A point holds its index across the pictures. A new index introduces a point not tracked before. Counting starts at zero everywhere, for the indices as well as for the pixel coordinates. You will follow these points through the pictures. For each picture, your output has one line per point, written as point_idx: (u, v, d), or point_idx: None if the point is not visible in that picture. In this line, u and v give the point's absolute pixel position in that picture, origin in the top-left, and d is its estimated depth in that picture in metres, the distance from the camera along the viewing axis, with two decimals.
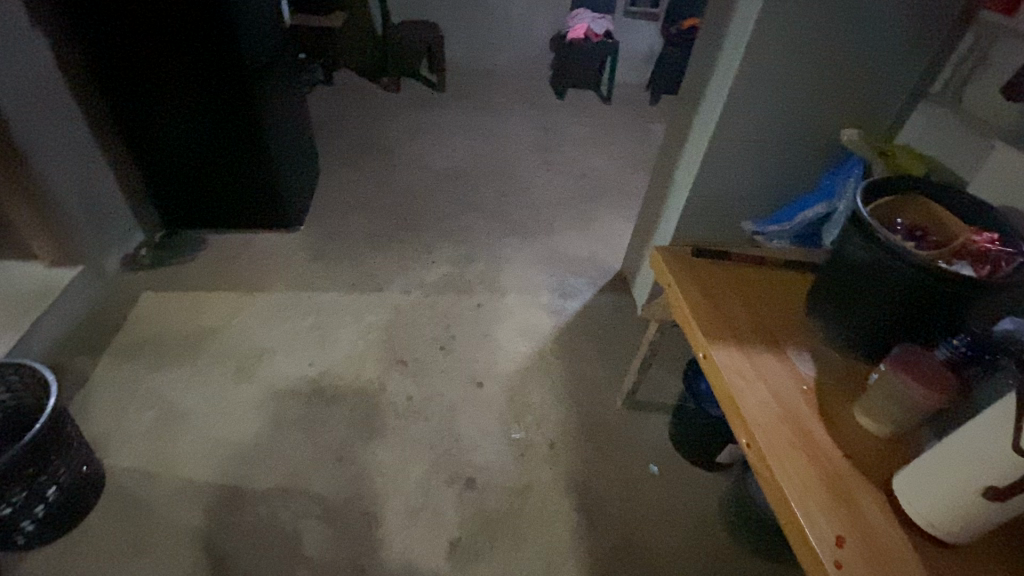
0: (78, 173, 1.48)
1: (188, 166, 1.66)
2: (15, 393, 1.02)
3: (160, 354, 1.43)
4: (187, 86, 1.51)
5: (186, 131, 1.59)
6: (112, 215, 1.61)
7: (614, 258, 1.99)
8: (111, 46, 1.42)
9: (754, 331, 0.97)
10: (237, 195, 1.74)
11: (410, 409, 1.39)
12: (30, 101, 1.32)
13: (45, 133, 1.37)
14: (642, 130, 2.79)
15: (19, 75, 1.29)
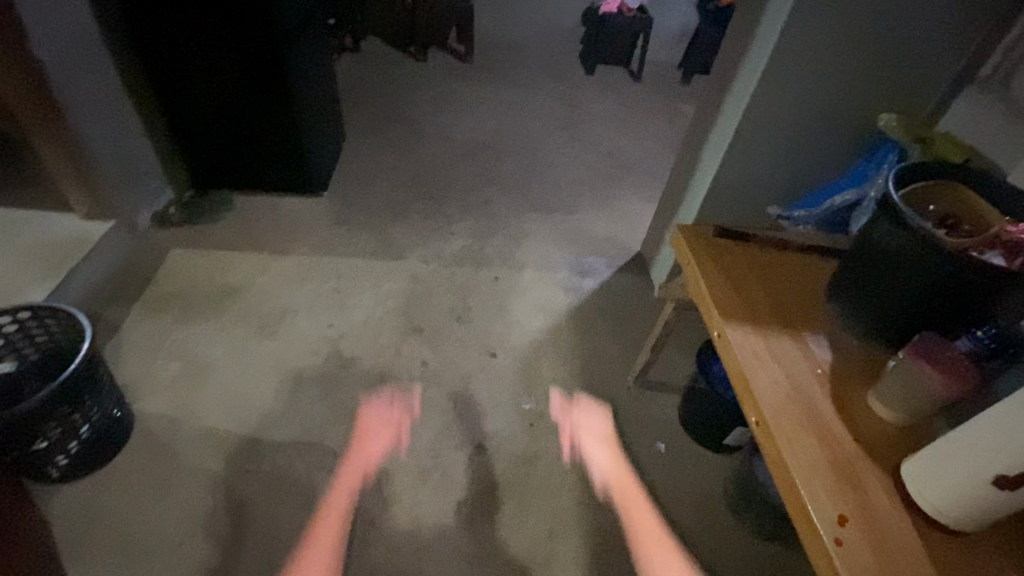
0: (113, 129, 1.52)
1: (218, 128, 1.69)
2: (53, 336, 1.08)
3: (187, 309, 1.48)
4: (219, 47, 1.52)
5: (217, 94, 1.61)
6: (144, 171, 1.65)
7: (635, 238, 1.97)
8: (148, 7, 1.44)
9: (772, 315, 0.96)
10: (265, 157, 1.77)
11: (424, 375, 1.42)
12: (69, 56, 1.35)
13: (83, 88, 1.41)
14: (671, 110, 2.73)
15: (59, 29, 1.32)
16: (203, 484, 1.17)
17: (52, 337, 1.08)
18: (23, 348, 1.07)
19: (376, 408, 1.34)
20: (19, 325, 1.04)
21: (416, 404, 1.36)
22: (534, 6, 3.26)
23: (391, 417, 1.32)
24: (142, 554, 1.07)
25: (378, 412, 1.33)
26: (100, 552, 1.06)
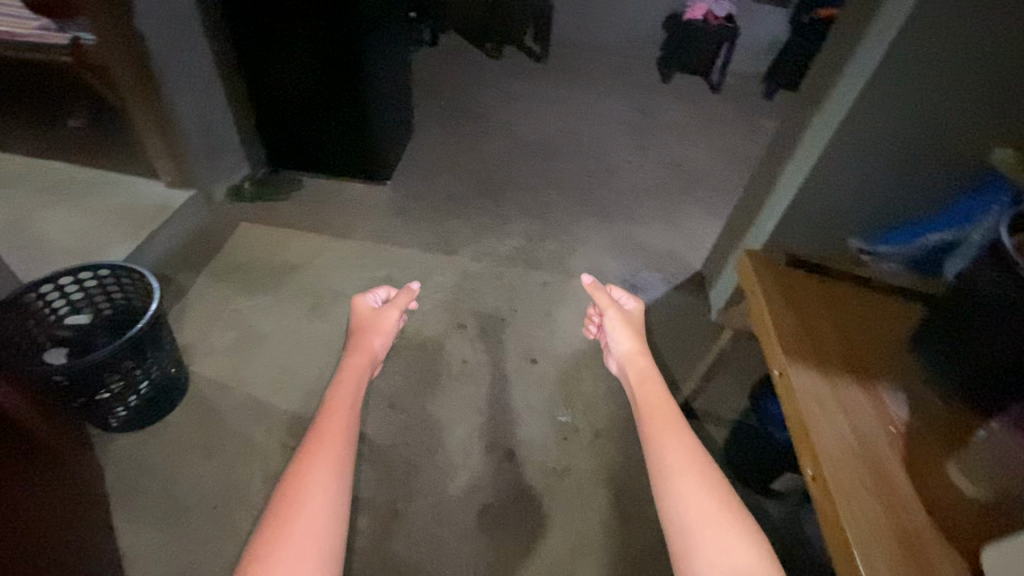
0: (202, 104, 1.61)
1: (296, 111, 1.76)
2: (126, 293, 1.15)
3: (248, 281, 1.55)
4: (304, 34, 1.58)
5: (298, 78, 1.68)
6: (224, 146, 1.74)
7: (696, 255, 1.88)
8: None
9: (842, 358, 0.88)
10: (336, 141, 1.82)
11: (463, 373, 1.42)
12: (170, 32, 1.45)
13: (179, 64, 1.50)
14: (749, 125, 2.59)
15: (164, 8, 1.41)
16: (243, 453, 1.22)
17: (126, 295, 1.15)
18: (101, 301, 1.15)
19: (365, 303, 1.23)
20: (99, 281, 1.12)
21: (410, 288, 1.27)
22: None
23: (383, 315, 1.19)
24: (181, 512, 1.12)
25: (368, 312, 1.22)
26: (145, 504, 1.12)
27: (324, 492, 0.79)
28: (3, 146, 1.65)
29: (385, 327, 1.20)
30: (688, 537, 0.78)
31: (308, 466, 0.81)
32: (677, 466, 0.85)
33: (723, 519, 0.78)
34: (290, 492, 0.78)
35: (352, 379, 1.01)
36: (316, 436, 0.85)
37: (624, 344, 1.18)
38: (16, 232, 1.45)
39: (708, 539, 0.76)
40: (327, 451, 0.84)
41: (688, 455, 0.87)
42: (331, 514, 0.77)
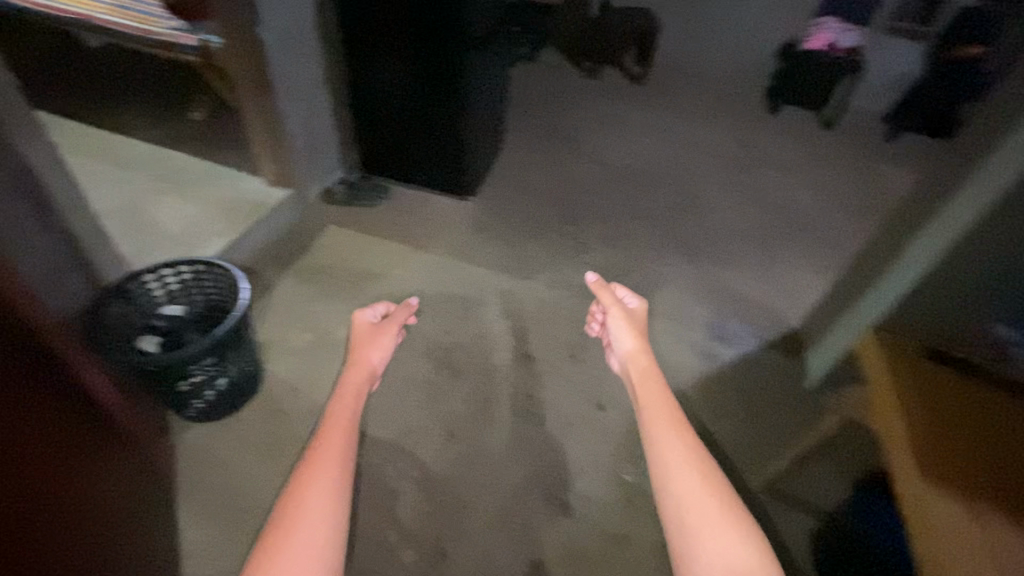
0: (308, 109, 1.67)
1: (393, 125, 1.79)
2: (218, 291, 1.19)
3: (328, 284, 1.57)
4: (410, 53, 1.60)
5: (399, 95, 1.71)
6: (322, 149, 1.80)
7: (792, 311, 1.71)
8: (358, 12, 1.55)
9: (990, 481, 0.79)
10: (427, 151, 1.83)
11: (526, 409, 1.35)
12: (289, 40, 1.51)
13: (293, 70, 1.57)
14: (865, 169, 2.34)
15: (286, 17, 1.48)
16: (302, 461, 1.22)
17: (214, 290, 1.19)
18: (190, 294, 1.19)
19: (368, 319, 1.31)
20: (192, 274, 1.17)
21: (405, 302, 1.35)
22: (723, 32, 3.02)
23: (378, 328, 1.27)
24: (239, 513, 1.14)
25: (365, 328, 1.30)
26: (208, 499, 1.15)
27: (320, 508, 0.89)
28: (132, 133, 1.79)
29: (382, 343, 1.28)
30: (690, 542, 0.89)
31: (306, 479, 0.92)
32: (677, 471, 0.98)
33: (722, 521, 0.90)
34: (290, 503, 0.89)
35: (348, 397, 1.12)
36: (312, 454, 0.97)
37: (625, 343, 1.28)
38: (131, 215, 1.56)
39: (710, 542, 0.88)
40: (322, 466, 0.94)
41: (694, 465, 0.98)
42: (334, 527, 0.87)
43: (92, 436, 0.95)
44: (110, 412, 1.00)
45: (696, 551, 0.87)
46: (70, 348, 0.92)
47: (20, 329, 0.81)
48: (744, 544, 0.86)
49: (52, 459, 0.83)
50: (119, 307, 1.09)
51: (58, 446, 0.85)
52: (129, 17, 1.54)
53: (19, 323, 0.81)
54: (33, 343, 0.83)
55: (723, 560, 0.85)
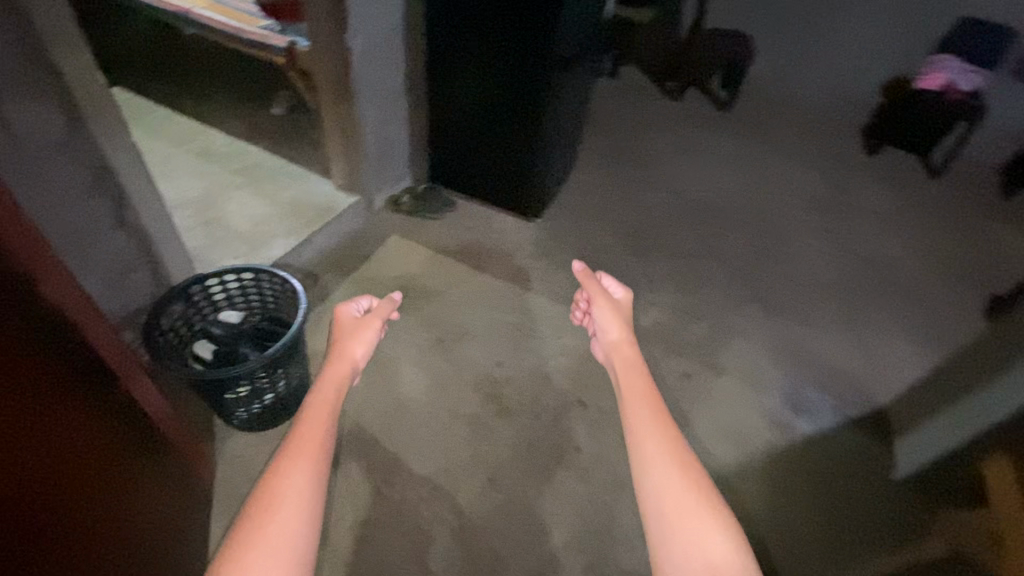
0: (384, 116, 1.64)
1: (471, 143, 1.74)
2: (277, 303, 1.16)
3: (384, 299, 1.53)
4: (496, 73, 1.54)
5: (480, 114, 1.65)
6: (393, 157, 1.77)
7: (880, 385, 1.53)
8: (447, 29, 1.52)
9: None
10: (499, 171, 1.77)
11: (575, 463, 1.25)
12: (374, 47, 1.48)
13: (375, 77, 1.54)
14: (977, 228, 2.08)
15: (375, 24, 1.45)
16: (339, 486, 1.17)
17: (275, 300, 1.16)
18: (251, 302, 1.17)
19: (351, 310, 1.21)
20: (254, 283, 1.15)
21: (392, 297, 1.30)
22: (823, 60, 2.80)
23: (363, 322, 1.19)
24: None
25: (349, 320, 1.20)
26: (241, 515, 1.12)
27: (292, 510, 0.85)
28: (214, 123, 1.83)
29: (364, 338, 1.23)
30: (665, 534, 0.81)
31: (282, 478, 0.88)
32: (654, 460, 0.88)
33: (700, 510, 0.83)
34: (263, 501, 0.86)
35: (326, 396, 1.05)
36: (286, 454, 0.91)
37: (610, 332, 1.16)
38: (204, 207, 1.57)
39: (686, 535, 0.80)
40: (297, 467, 0.90)
41: (672, 454, 0.88)
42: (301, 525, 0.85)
43: (144, 466, 0.91)
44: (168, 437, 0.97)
45: (668, 540, 0.80)
46: (139, 370, 0.89)
47: (93, 349, 0.78)
48: (721, 538, 0.80)
49: (102, 490, 0.79)
50: (181, 312, 1.09)
51: (110, 477, 0.81)
52: (225, 15, 1.56)
53: (93, 342, 0.78)
54: (102, 365, 0.80)
55: (702, 556, 0.78)
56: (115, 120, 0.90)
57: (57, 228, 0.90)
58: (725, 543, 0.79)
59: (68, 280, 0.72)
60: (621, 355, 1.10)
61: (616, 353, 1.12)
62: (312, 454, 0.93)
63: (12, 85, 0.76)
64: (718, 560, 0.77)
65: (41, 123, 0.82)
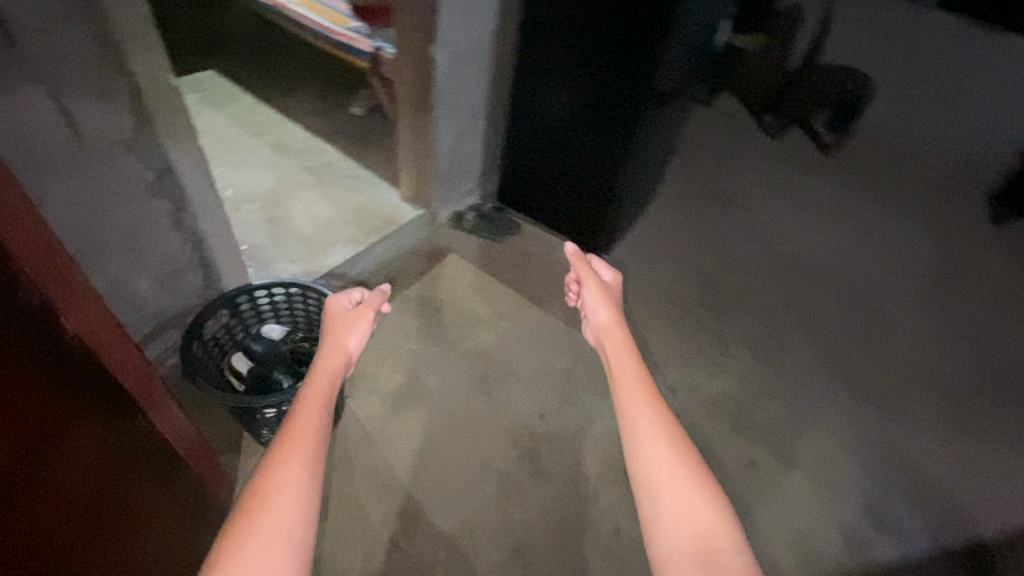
0: (461, 130, 1.56)
1: (553, 176, 1.62)
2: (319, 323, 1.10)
3: (433, 323, 1.45)
4: (590, 106, 1.42)
5: (567, 147, 1.53)
6: (463, 172, 1.69)
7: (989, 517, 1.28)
8: (544, 57, 1.42)
9: None
10: (570, 204, 1.65)
11: (611, 548, 1.12)
12: (461, 59, 1.40)
13: (457, 90, 1.46)
14: None
15: (465, 36, 1.37)
16: (355, 529, 1.09)
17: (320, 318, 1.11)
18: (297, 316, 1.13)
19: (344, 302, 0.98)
20: (301, 299, 1.10)
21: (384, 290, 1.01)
22: None
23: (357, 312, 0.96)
24: None
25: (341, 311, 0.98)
26: None
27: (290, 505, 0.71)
28: (294, 117, 1.82)
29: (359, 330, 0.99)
30: (663, 509, 0.83)
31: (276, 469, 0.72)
32: (645, 432, 0.90)
33: (687, 483, 0.85)
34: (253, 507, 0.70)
35: (323, 380, 0.88)
36: (282, 443, 0.76)
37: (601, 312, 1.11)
38: (270, 203, 1.55)
39: (677, 508, 0.82)
40: (295, 456, 0.74)
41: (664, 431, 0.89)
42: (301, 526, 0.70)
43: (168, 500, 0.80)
44: (188, 463, 0.86)
45: (659, 514, 0.82)
46: (165, 394, 0.78)
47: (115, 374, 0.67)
48: (713, 511, 0.82)
49: (124, 541, 0.68)
50: (226, 322, 1.06)
51: (134, 521, 0.70)
52: (318, 12, 1.53)
53: (114, 370, 0.67)
54: (122, 395, 0.69)
55: (694, 526, 0.80)
56: (183, 122, 0.86)
57: (112, 227, 0.87)
58: (718, 517, 0.81)
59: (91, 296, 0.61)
60: (612, 336, 1.07)
61: (606, 333, 1.09)
62: (313, 440, 0.77)
63: (82, 84, 0.73)
64: (710, 529, 0.80)
65: (108, 123, 0.78)
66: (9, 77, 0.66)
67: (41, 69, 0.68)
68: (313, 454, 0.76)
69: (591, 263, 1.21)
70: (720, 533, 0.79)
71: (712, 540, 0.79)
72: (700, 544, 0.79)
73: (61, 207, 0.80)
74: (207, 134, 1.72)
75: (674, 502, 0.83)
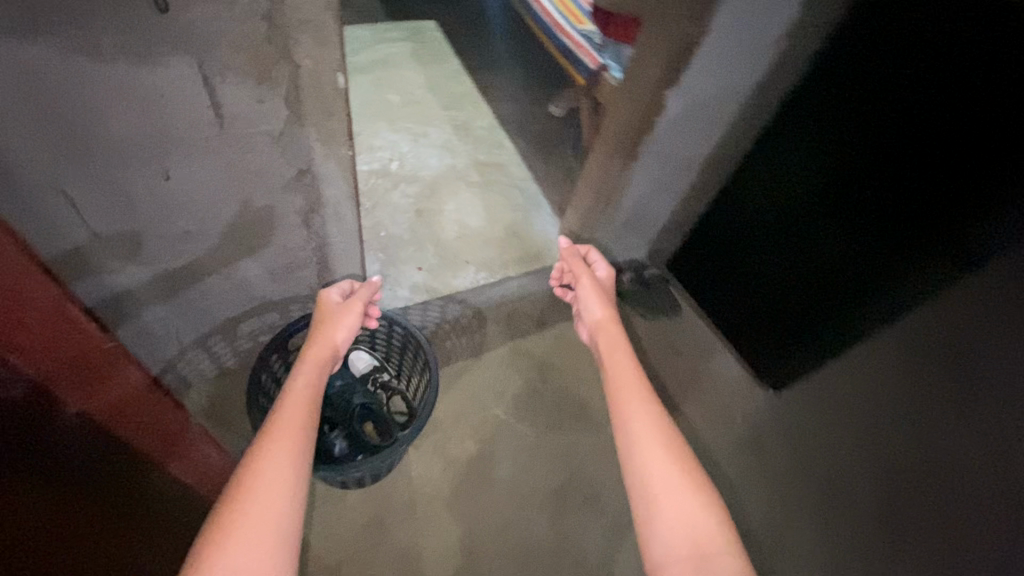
0: (660, 184, 1.26)
1: (751, 282, 1.24)
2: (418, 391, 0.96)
3: (535, 395, 1.21)
4: (839, 225, 0.99)
5: (783, 260, 1.13)
6: (641, 226, 1.39)
7: None
8: (800, 138, 0.99)
9: None
10: (762, 334, 1.26)
11: None
12: (699, 110, 1.07)
13: (676, 142, 1.14)
14: None
15: (718, 85, 1.02)
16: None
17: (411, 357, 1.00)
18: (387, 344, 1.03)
19: (336, 294, 0.89)
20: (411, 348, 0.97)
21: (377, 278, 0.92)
22: None
23: (349, 303, 0.87)
24: None
25: (331, 304, 0.88)
26: None
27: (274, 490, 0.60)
28: (489, 96, 1.65)
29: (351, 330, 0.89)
30: (653, 511, 0.72)
31: (260, 462, 0.61)
32: (641, 435, 0.78)
33: (683, 489, 0.73)
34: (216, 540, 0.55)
35: (308, 369, 0.76)
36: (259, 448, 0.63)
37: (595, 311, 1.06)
38: (428, 190, 1.42)
39: (673, 511, 0.71)
40: (282, 442, 0.64)
41: (647, 427, 0.80)
42: (289, 515, 0.59)
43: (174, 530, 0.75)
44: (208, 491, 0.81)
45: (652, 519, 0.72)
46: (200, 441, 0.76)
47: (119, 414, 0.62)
48: (707, 511, 0.71)
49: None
50: None
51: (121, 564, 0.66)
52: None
53: (121, 422, 0.62)
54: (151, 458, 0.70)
55: (687, 531, 0.69)
56: (340, 126, 0.71)
57: (239, 213, 0.77)
58: (705, 517, 0.70)
59: (109, 356, 0.58)
60: (608, 335, 0.99)
61: (603, 332, 1.00)
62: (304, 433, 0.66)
63: (241, 68, 0.59)
64: (703, 534, 0.69)
65: (259, 112, 0.65)
66: (162, 47, 0.53)
67: (199, 44, 0.55)
68: (308, 445, 0.66)
69: (591, 258, 1.17)
70: (711, 537, 0.68)
71: (705, 544, 0.68)
72: (691, 548, 0.68)
73: (191, 186, 0.70)
74: (403, 91, 1.62)
75: (672, 511, 0.71)
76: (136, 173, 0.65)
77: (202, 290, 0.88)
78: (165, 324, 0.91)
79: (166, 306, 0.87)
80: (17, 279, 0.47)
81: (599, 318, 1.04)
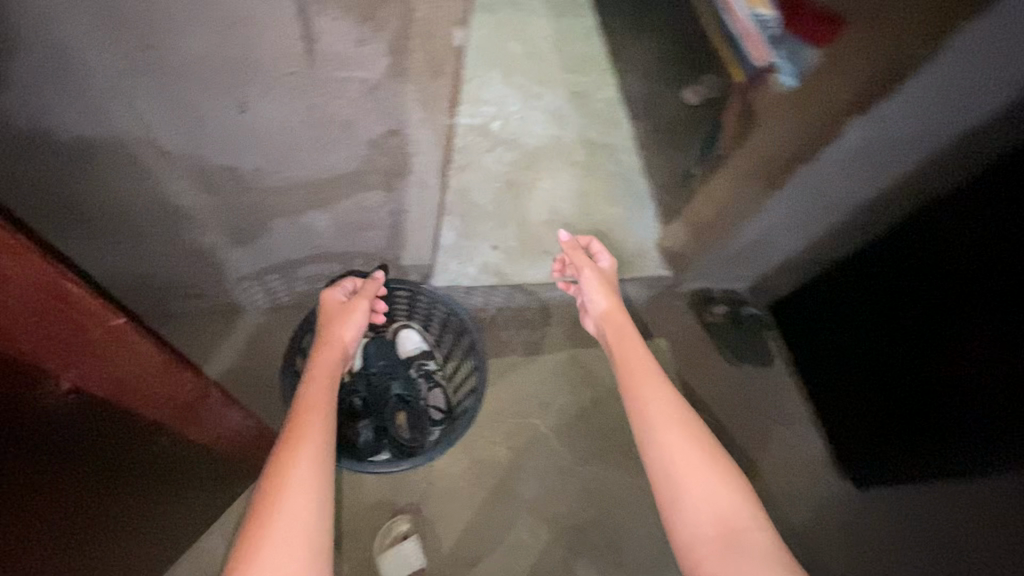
0: (788, 224, 1.09)
1: (851, 359, 1.15)
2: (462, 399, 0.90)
3: (582, 415, 1.10)
4: (971, 339, 0.88)
5: (896, 346, 1.04)
6: (751, 257, 1.22)
7: None
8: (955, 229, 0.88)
9: None
10: (853, 417, 1.17)
11: None
12: (869, 154, 0.88)
13: (829, 183, 0.96)
14: None
15: (903, 130, 0.83)
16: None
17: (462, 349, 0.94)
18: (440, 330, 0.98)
19: (340, 292, 0.82)
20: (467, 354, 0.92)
21: (383, 273, 0.84)
22: None
23: (354, 299, 0.80)
24: None
25: (333, 305, 0.81)
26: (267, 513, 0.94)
27: (300, 508, 0.57)
28: (618, 67, 1.45)
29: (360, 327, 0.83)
30: (674, 494, 0.72)
31: (285, 462, 0.60)
32: (660, 417, 0.78)
33: (706, 466, 0.73)
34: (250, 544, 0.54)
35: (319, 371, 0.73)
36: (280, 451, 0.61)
37: (597, 301, 0.96)
38: (525, 160, 1.28)
39: (697, 490, 0.71)
40: (304, 450, 0.61)
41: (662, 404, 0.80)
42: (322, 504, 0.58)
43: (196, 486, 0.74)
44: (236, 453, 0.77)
45: (676, 497, 0.72)
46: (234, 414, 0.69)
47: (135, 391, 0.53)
48: (731, 493, 0.71)
49: (98, 540, 0.60)
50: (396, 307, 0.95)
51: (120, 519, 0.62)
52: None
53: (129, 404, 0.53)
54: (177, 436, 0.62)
55: (714, 511, 0.70)
56: (446, 91, 0.59)
57: (313, 161, 0.68)
58: (731, 496, 0.71)
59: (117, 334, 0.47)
60: (614, 323, 0.93)
61: (610, 322, 0.94)
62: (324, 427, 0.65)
63: (345, 2, 0.47)
64: (728, 512, 0.70)
65: (356, 57, 0.53)
66: None
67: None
68: (329, 439, 0.64)
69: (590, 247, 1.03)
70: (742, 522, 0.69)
71: (733, 524, 0.69)
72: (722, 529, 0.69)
73: (268, 124, 0.61)
74: (525, 42, 1.46)
75: (695, 492, 0.71)
76: (209, 98, 0.56)
77: (265, 227, 0.81)
78: (224, 252, 0.86)
79: (227, 234, 0.82)
80: (14, 254, 0.37)
81: (605, 309, 0.95)
